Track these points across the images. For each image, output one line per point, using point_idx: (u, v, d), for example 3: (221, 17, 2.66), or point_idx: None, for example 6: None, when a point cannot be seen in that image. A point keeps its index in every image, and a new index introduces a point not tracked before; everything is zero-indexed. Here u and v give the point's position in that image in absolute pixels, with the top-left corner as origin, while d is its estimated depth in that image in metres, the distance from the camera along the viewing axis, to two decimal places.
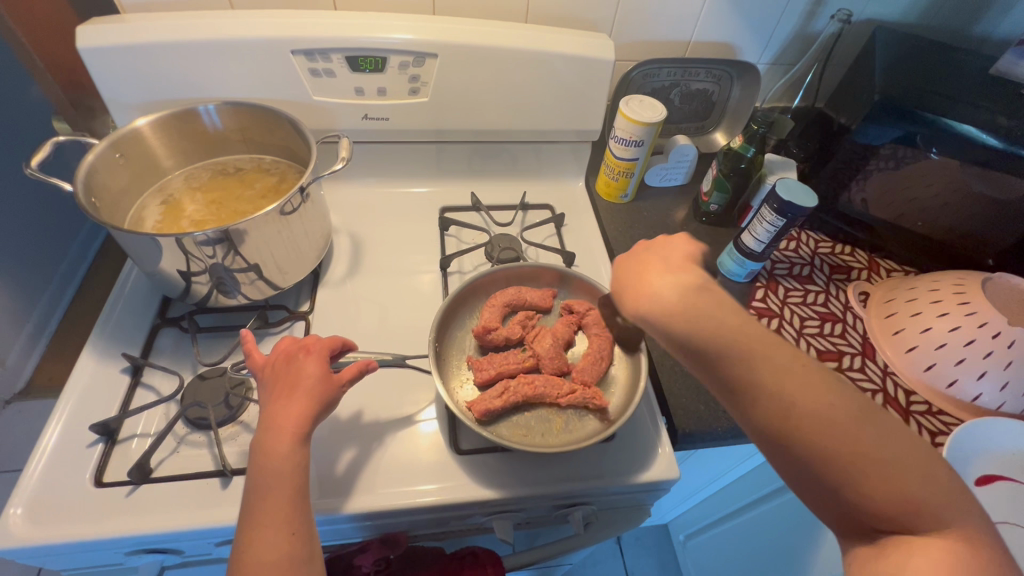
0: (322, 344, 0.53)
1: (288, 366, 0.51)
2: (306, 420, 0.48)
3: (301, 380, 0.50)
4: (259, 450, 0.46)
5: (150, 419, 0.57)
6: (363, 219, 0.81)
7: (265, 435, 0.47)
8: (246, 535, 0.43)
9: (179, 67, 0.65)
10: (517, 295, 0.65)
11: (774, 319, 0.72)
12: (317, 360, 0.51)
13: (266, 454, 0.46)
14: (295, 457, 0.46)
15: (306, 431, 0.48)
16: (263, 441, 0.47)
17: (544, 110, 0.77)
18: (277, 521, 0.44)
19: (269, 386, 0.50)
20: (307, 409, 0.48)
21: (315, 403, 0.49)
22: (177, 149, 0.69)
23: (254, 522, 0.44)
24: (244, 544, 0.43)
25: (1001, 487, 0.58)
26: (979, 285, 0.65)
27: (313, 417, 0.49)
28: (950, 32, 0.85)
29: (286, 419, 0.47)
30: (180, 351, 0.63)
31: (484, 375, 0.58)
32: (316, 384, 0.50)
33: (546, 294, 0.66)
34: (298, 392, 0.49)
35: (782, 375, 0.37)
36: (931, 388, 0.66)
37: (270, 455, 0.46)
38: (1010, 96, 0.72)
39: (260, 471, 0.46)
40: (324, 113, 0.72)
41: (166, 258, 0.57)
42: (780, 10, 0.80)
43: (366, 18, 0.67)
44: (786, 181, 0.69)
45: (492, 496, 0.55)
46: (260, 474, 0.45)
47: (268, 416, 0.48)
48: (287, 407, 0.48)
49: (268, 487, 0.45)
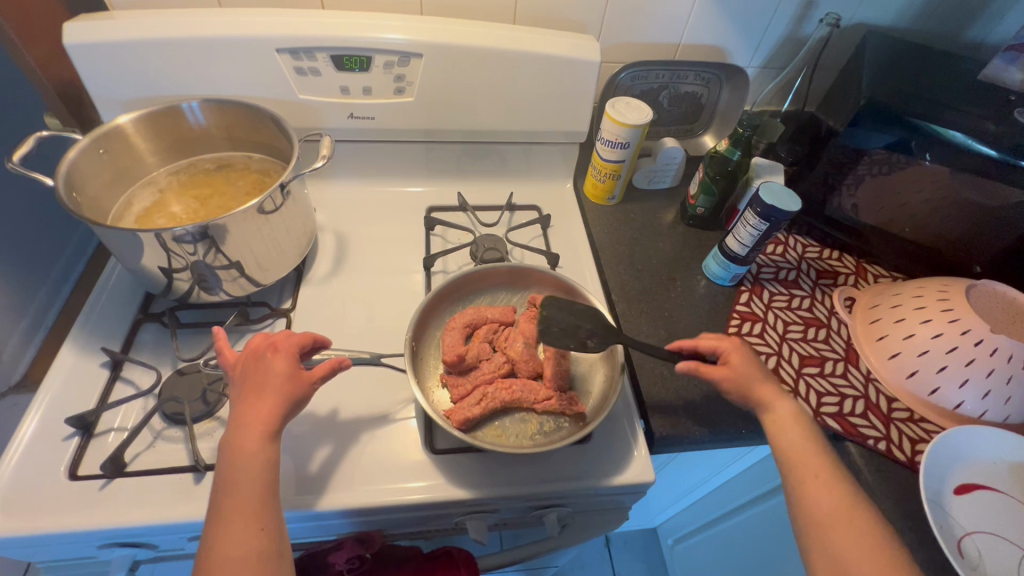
0: (291, 341, 0.53)
1: (256, 365, 0.51)
2: (274, 417, 0.48)
3: (269, 378, 0.50)
4: (226, 448, 0.47)
5: (127, 413, 0.58)
6: (350, 218, 0.82)
7: (233, 433, 0.47)
8: (213, 535, 0.43)
9: (166, 64, 0.66)
10: (477, 314, 0.63)
11: (758, 323, 0.72)
12: (284, 357, 0.51)
13: (233, 452, 0.46)
14: (263, 453, 0.46)
15: (274, 428, 0.48)
16: (230, 439, 0.47)
17: (531, 111, 0.77)
18: (245, 517, 0.44)
19: (236, 385, 0.50)
20: (276, 406, 0.48)
21: (284, 401, 0.49)
22: (160, 147, 0.69)
23: (221, 519, 0.44)
24: (211, 544, 0.43)
25: (979, 496, 0.57)
26: (962, 291, 0.64)
27: (282, 414, 0.49)
28: (943, 37, 0.85)
29: (254, 417, 0.47)
30: (161, 346, 0.63)
31: (460, 387, 0.58)
32: (285, 382, 0.50)
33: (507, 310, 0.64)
34: (266, 390, 0.49)
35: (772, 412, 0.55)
36: (914, 395, 0.65)
37: (237, 452, 0.46)
38: (999, 102, 0.71)
39: (227, 469, 0.46)
40: (310, 111, 0.72)
41: (148, 254, 0.58)
42: (770, 14, 0.80)
43: (352, 17, 0.67)
44: (770, 186, 0.68)
45: (465, 496, 0.55)
46: (227, 472, 0.46)
47: (235, 415, 0.48)
48: (256, 405, 0.48)
49: (235, 484, 0.45)
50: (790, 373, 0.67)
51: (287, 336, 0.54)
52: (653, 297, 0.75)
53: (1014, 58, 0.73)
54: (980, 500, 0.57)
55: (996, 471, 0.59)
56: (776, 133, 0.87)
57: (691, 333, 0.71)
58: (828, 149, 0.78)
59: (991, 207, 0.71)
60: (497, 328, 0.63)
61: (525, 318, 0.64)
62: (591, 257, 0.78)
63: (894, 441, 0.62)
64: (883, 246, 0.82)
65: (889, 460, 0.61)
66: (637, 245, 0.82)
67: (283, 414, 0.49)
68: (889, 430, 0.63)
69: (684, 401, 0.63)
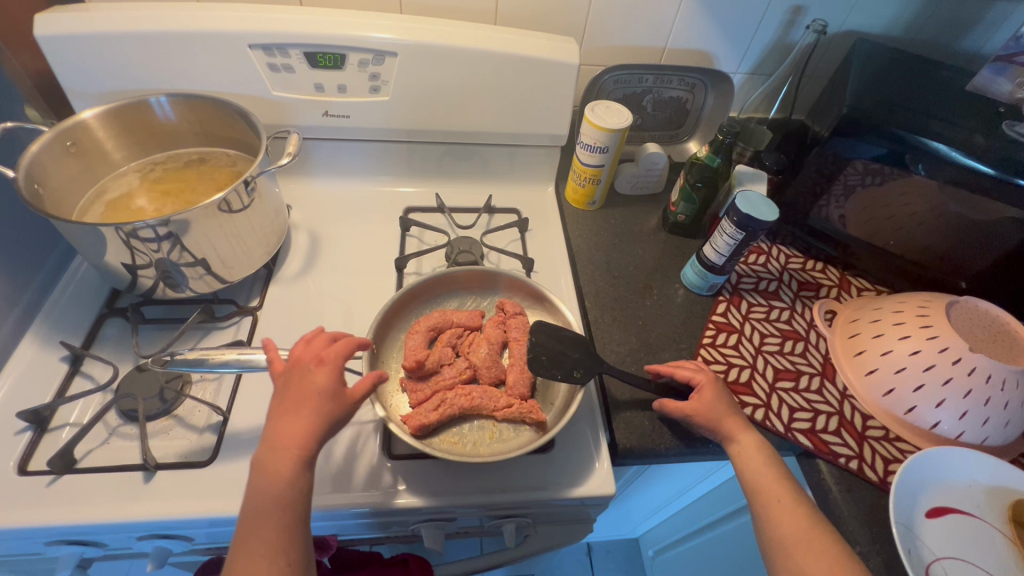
0: (338, 351, 0.50)
1: (302, 375, 0.49)
2: (311, 440, 0.46)
3: (312, 396, 0.47)
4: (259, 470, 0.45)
5: (84, 408, 0.57)
6: (326, 217, 0.81)
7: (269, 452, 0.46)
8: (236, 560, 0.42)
9: (140, 58, 0.65)
10: (441, 317, 0.62)
11: (733, 334, 0.71)
12: (328, 372, 0.49)
13: (267, 477, 0.45)
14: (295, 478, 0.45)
15: (310, 452, 0.46)
16: (266, 460, 0.45)
17: (510, 113, 0.76)
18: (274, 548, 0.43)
19: (278, 395, 0.48)
20: (313, 430, 0.46)
21: (323, 421, 0.47)
22: (128, 141, 0.69)
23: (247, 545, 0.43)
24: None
25: (950, 520, 0.55)
26: (943, 307, 0.62)
27: (321, 436, 0.47)
28: (936, 46, 0.83)
29: (290, 440, 0.46)
30: (123, 342, 0.63)
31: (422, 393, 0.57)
32: (327, 402, 0.48)
33: (473, 314, 0.63)
34: (306, 408, 0.47)
35: (747, 449, 0.54)
36: (890, 413, 0.64)
37: (272, 476, 0.45)
38: (987, 114, 0.69)
39: (260, 492, 0.44)
40: (283, 108, 0.72)
41: (111, 251, 0.57)
42: (757, 19, 0.79)
43: (329, 15, 0.67)
44: (746, 195, 0.67)
45: (419, 504, 0.54)
46: (257, 496, 0.44)
47: (272, 432, 0.46)
48: (293, 427, 0.46)
49: (265, 511, 0.44)
50: (763, 387, 0.65)
51: (335, 344, 0.51)
52: (626, 305, 0.74)
53: (1003, 69, 0.71)
54: (950, 524, 0.55)
55: (969, 491, 0.57)
56: (765, 139, 0.88)
57: (664, 343, 0.70)
58: (812, 157, 0.75)
59: (976, 220, 0.69)
60: (460, 333, 0.62)
61: (490, 324, 0.63)
62: (567, 262, 0.77)
63: (866, 459, 0.60)
64: (869, 258, 0.80)
65: (859, 479, 0.59)
66: (615, 251, 0.80)
67: (323, 435, 0.47)
68: (862, 448, 0.61)
69: (652, 414, 0.62)
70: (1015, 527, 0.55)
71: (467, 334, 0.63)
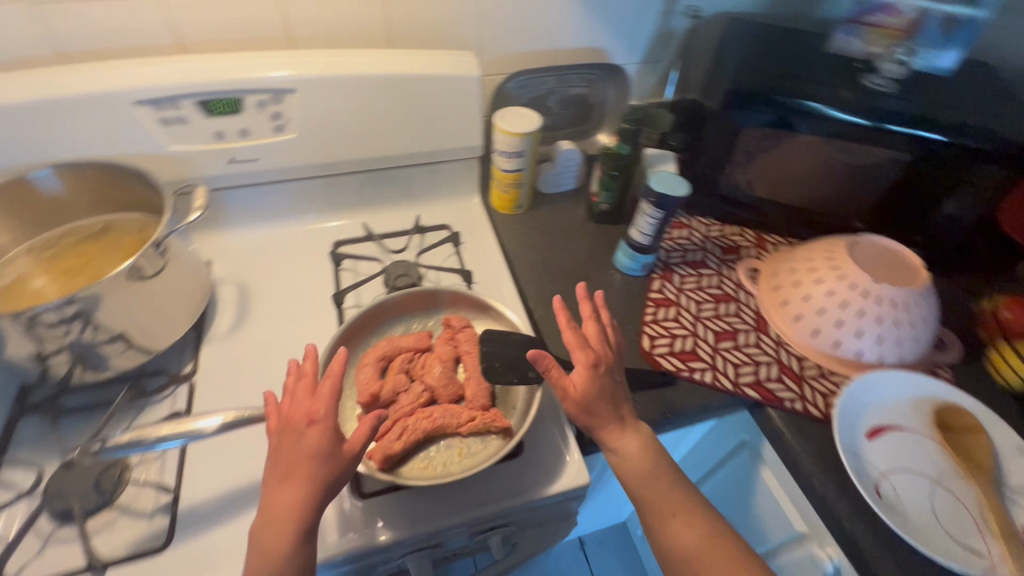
0: (326, 404, 0.48)
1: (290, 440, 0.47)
2: (306, 509, 0.44)
3: (303, 460, 0.45)
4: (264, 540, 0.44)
5: (9, 521, 0.52)
6: (251, 267, 0.78)
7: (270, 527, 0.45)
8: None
9: (9, 132, 0.60)
10: (391, 345, 0.61)
11: (672, 307, 0.74)
12: (319, 430, 0.46)
13: (264, 548, 0.44)
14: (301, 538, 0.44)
15: (308, 520, 0.44)
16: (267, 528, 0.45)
17: (421, 132, 0.77)
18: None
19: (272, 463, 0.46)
20: (307, 498, 0.44)
21: (317, 485, 0.45)
22: (12, 224, 0.64)
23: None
24: None
25: (888, 438, 0.61)
26: (846, 249, 0.68)
27: (318, 502, 0.45)
28: (797, 18, 0.92)
29: (285, 509, 0.44)
30: (42, 439, 0.57)
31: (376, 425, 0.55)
32: (320, 465, 0.45)
33: (422, 336, 0.63)
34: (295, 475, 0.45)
35: None
36: (821, 352, 0.69)
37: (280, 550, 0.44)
38: (849, 71, 0.77)
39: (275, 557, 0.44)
40: (183, 161, 0.69)
41: (11, 342, 0.52)
42: (638, 11, 0.84)
43: (215, 59, 0.64)
44: (658, 175, 0.71)
45: (399, 537, 0.52)
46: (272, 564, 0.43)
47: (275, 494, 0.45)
48: (286, 495, 0.45)
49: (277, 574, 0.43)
50: (707, 351, 0.69)
51: (320, 392, 0.48)
52: (569, 297, 0.76)
53: (853, 29, 0.80)
54: (888, 442, 0.60)
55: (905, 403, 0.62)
56: None
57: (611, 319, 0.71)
58: (710, 130, 0.79)
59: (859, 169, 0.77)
60: (413, 357, 0.61)
61: (440, 342, 0.63)
62: (505, 268, 0.78)
63: (809, 399, 0.65)
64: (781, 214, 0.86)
65: (807, 418, 0.64)
66: (550, 247, 0.82)
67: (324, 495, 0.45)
68: (804, 389, 0.66)
69: None
70: (942, 430, 0.61)
71: (420, 357, 0.62)
